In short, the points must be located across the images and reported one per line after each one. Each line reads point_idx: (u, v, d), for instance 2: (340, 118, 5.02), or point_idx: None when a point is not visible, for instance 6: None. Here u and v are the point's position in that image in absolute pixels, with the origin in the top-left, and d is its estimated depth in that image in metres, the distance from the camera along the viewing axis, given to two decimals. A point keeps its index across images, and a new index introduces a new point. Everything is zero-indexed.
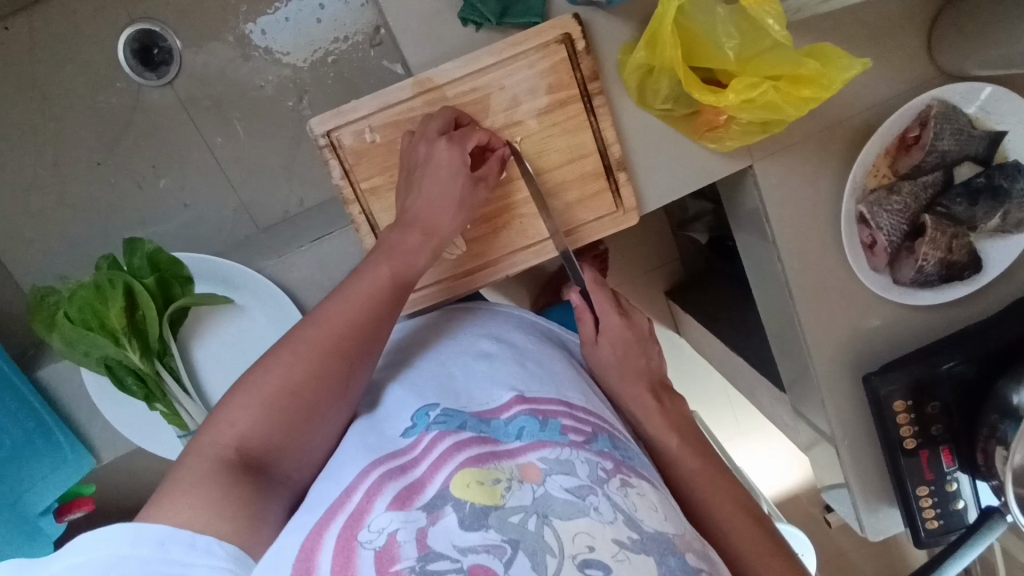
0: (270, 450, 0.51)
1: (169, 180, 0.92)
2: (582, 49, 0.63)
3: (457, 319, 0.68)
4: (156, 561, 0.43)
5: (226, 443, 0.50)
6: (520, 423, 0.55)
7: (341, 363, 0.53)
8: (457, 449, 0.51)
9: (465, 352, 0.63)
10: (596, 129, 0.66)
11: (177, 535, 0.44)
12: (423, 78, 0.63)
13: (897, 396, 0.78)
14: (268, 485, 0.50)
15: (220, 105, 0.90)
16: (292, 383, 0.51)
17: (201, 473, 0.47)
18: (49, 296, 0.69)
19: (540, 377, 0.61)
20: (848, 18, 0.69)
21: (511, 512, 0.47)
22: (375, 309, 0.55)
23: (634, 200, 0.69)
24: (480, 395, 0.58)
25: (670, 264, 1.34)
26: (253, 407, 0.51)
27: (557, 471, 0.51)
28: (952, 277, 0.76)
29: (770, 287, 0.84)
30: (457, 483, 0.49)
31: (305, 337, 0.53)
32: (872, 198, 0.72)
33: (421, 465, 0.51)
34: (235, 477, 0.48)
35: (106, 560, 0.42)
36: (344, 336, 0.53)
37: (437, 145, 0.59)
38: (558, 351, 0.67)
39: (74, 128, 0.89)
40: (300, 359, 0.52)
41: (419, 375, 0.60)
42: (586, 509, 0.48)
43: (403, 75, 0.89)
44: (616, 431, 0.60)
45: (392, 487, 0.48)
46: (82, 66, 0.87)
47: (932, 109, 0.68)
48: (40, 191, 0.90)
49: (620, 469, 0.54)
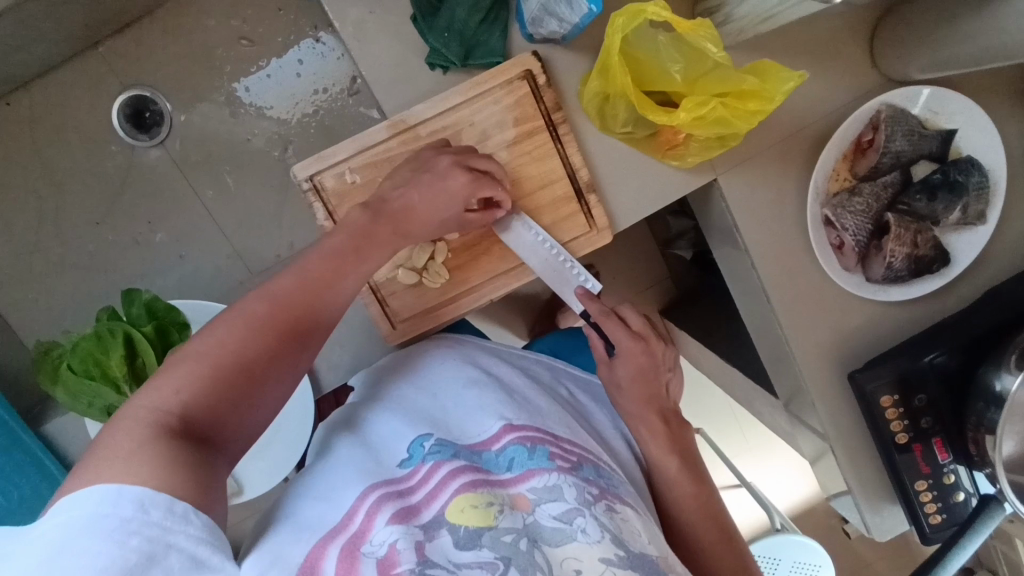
0: (213, 423, 0.46)
1: (165, 233, 0.96)
2: (543, 83, 0.67)
3: (445, 346, 0.70)
4: (138, 523, 0.39)
5: (166, 408, 0.44)
6: (511, 452, 0.57)
7: (299, 338, 0.51)
8: (451, 477, 0.53)
9: (455, 381, 0.65)
10: (564, 155, 0.70)
11: (158, 497, 0.40)
12: (397, 120, 0.67)
13: (883, 391, 0.79)
14: (213, 460, 0.45)
15: (212, 160, 0.95)
16: (243, 350, 0.48)
17: (138, 440, 0.41)
18: (53, 350, 0.70)
19: (525, 405, 0.63)
20: (792, 35, 0.73)
21: (503, 532, 0.50)
22: (334, 278, 0.54)
23: (606, 219, 0.72)
24: (471, 427, 0.60)
25: (658, 283, 1.37)
26: (198, 371, 0.46)
27: (547, 499, 0.53)
28: (922, 271, 0.78)
29: (749, 295, 0.86)
30: (452, 509, 0.51)
31: (259, 309, 0.50)
32: (835, 201, 0.76)
33: (417, 492, 0.53)
34: (178, 443, 0.42)
35: (84, 517, 0.38)
36: (301, 303, 0.52)
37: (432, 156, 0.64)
38: (542, 383, 0.70)
39: (72, 191, 0.94)
40: (254, 329, 0.49)
41: (410, 408, 0.63)
42: (574, 533, 0.51)
43: (381, 118, 0.94)
44: (600, 459, 0.62)
45: (390, 507, 0.50)
46: (79, 133, 0.92)
47: (882, 113, 0.72)
48: (42, 253, 0.94)
49: (607, 495, 0.56)
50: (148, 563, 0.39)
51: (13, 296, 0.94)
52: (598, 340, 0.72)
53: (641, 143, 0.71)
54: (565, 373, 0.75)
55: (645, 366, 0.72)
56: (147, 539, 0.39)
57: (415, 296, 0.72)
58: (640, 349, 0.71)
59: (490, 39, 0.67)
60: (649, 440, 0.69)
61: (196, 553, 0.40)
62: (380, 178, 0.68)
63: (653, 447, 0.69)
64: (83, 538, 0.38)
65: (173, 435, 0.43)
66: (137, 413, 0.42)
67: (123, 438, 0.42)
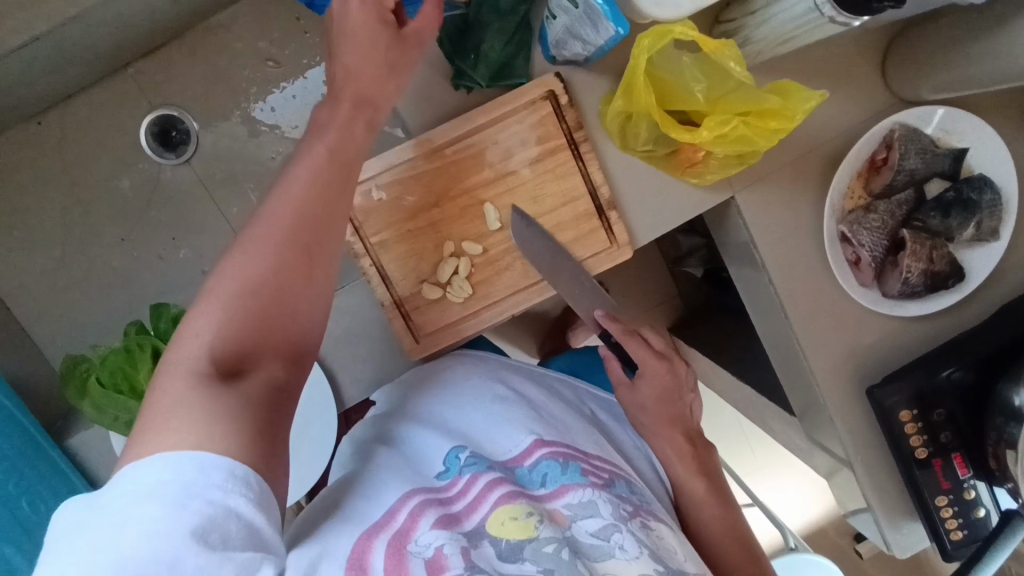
0: (242, 358, 0.46)
1: (187, 250, 0.97)
2: (566, 103, 0.69)
3: (471, 359, 0.71)
4: (199, 488, 0.39)
5: (198, 356, 0.44)
6: (544, 467, 0.58)
7: (307, 253, 0.50)
8: (489, 488, 0.54)
9: (485, 395, 0.66)
10: (585, 172, 0.71)
11: (216, 459, 0.40)
12: (424, 139, 0.68)
13: (902, 406, 0.80)
14: (248, 390, 0.44)
15: (235, 177, 0.97)
16: (254, 277, 0.47)
17: (178, 392, 0.42)
18: (82, 364, 0.71)
19: (555, 421, 0.64)
20: (805, 58, 0.75)
21: (545, 543, 0.50)
22: (332, 184, 0.52)
23: (626, 235, 0.73)
24: (503, 442, 0.61)
25: (669, 301, 1.38)
26: (219, 308, 0.46)
27: (583, 514, 0.54)
28: (938, 286, 0.79)
29: (767, 311, 0.87)
30: (493, 522, 0.51)
31: (261, 232, 0.48)
32: (851, 218, 0.77)
33: (457, 502, 0.54)
34: (217, 387, 0.43)
35: (146, 483, 0.39)
36: (299, 216, 0.50)
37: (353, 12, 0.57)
38: (567, 401, 0.71)
39: (98, 208, 0.95)
40: (258, 253, 0.48)
41: (442, 420, 0.64)
42: (613, 549, 0.51)
43: (405, 137, 0.96)
44: (630, 477, 0.63)
45: (432, 514, 0.51)
46: (106, 151, 0.94)
47: (895, 132, 0.74)
48: (67, 269, 0.95)
49: (640, 513, 0.57)
50: (208, 526, 0.38)
51: (37, 312, 0.95)
52: (616, 363, 0.70)
53: (661, 161, 0.72)
54: (588, 394, 0.76)
55: (670, 388, 0.71)
56: (209, 503, 0.39)
57: (437, 312, 0.73)
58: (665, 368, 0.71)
59: (514, 62, 0.69)
60: (676, 460, 0.70)
61: (252, 519, 0.40)
62: (405, 195, 0.70)
63: (679, 470, 0.70)
64: (147, 503, 0.38)
65: (207, 375, 0.43)
66: (173, 365, 0.42)
67: (167, 392, 0.42)
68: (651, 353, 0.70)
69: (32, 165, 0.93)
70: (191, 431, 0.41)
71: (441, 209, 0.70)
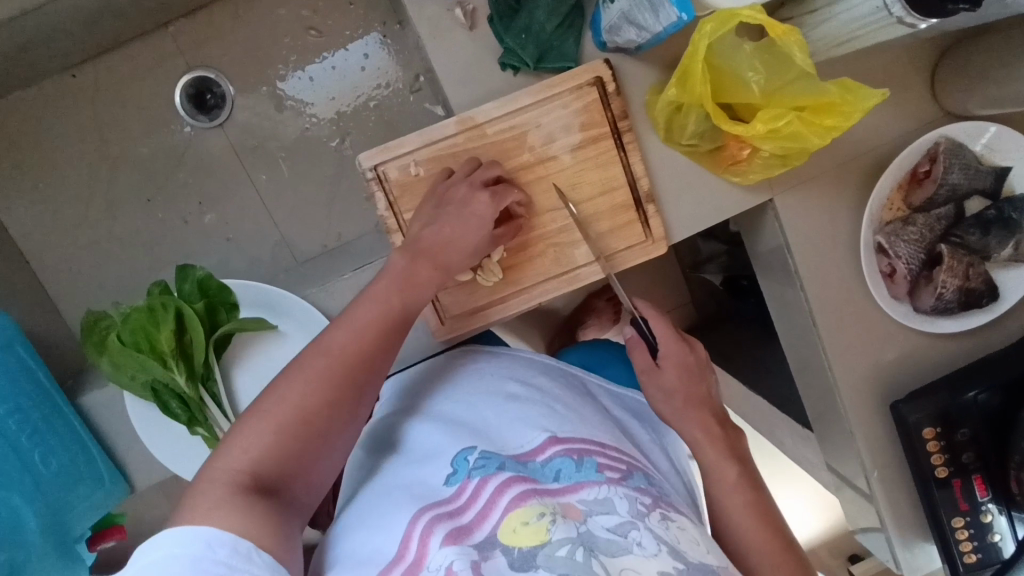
0: (281, 477, 0.49)
1: (213, 215, 0.97)
2: (612, 91, 0.68)
3: (483, 360, 0.70)
4: (205, 562, 0.41)
5: (239, 469, 0.47)
6: (558, 464, 0.56)
7: (354, 391, 0.53)
8: (499, 494, 0.52)
9: (496, 398, 0.64)
10: (626, 163, 0.70)
11: (224, 536, 0.43)
12: (466, 117, 0.67)
13: (925, 423, 0.79)
14: (284, 512, 0.48)
15: (266, 146, 0.96)
16: (304, 407, 0.50)
17: (217, 498, 0.45)
18: (102, 320, 0.69)
19: (569, 418, 0.62)
20: (855, 64, 0.74)
21: (558, 546, 0.48)
22: (387, 336, 0.55)
23: (662, 230, 0.72)
24: (516, 438, 0.59)
25: (685, 306, 1.37)
26: (270, 431, 0.49)
27: (598, 510, 0.52)
28: (971, 304, 0.78)
29: (793, 318, 0.86)
30: (504, 529, 0.50)
31: (318, 364, 0.52)
32: (889, 229, 0.76)
33: (467, 512, 0.52)
34: (252, 500, 0.46)
35: (160, 559, 0.42)
36: (359, 359, 0.53)
37: (478, 195, 0.63)
38: (581, 395, 0.68)
39: (126, 168, 0.95)
40: (314, 386, 0.51)
41: (450, 422, 0.62)
42: (631, 545, 0.49)
43: (444, 116, 0.95)
44: (648, 470, 0.61)
45: (443, 531, 0.50)
46: (139, 111, 0.94)
47: (940, 146, 0.72)
48: (91, 225, 0.95)
49: (659, 504, 0.55)
50: None
51: (62, 265, 0.95)
52: (639, 343, 0.72)
53: (703, 158, 0.71)
54: (597, 387, 0.74)
55: (692, 368, 0.71)
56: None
57: (467, 293, 0.72)
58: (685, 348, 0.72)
59: (565, 45, 0.68)
60: (705, 443, 0.68)
61: None
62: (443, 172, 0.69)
63: (708, 453, 0.68)
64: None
65: (249, 490, 0.46)
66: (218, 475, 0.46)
67: (207, 495, 0.45)
68: (671, 330, 0.72)
69: (62, 117, 0.92)
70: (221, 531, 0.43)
71: None
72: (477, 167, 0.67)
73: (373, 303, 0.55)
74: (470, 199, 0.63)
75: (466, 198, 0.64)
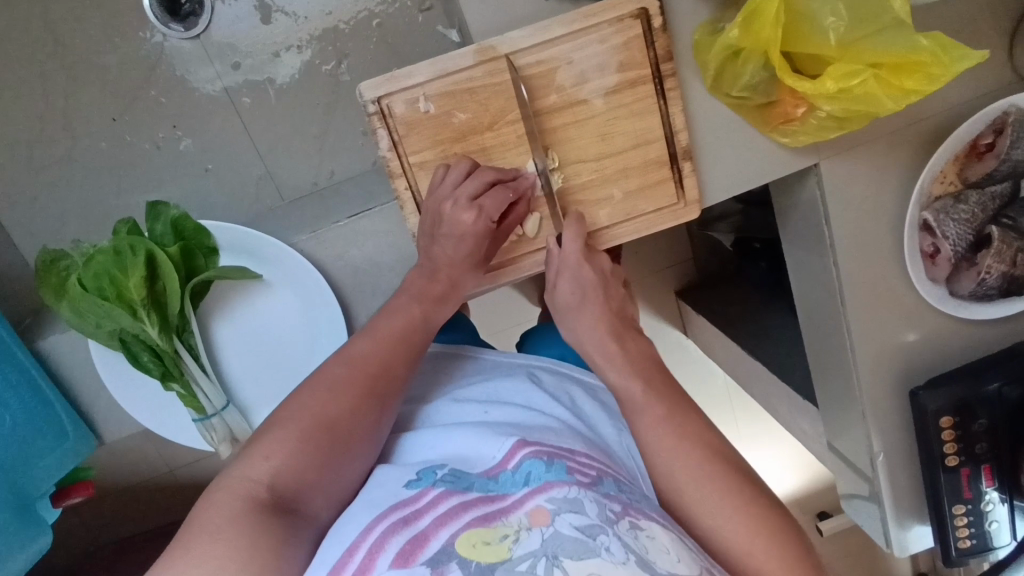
0: (301, 493, 0.49)
1: (189, 140, 0.94)
2: (659, 26, 0.58)
3: (465, 376, 0.68)
4: None
5: (257, 479, 0.48)
6: (527, 467, 0.51)
7: (376, 400, 0.54)
8: (462, 509, 0.47)
9: (466, 417, 0.61)
10: (665, 113, 0.62)
11: None
12: (486, 46, 0.58)
13: (944, 412, 0.76)
14: (299, 530, 0.47)
15: (251, 65, 0.92)
16: (332, 414, 0.52)
17: (230, 512, 0.45)
18: (61, 261, 0.62)
19: (538, 431, 0.58)
20: (934, 12, 0.65)
21: (519, 562, 0.42)
22: (406, 350, 0.57)
23: (696, 191, 0.64)
24: (485, 453, 0.55)
25: (684, 264, 1.30)
26: (286, 447, 0.50)
27: (567, 509, 0.45)
28: (1012, 291, 0.73)
29: (813, 293, 0.81)
30: (463, 542, 0.44)
31: (341, 373, 0.54)
32: (938, 206, 0.69)
33: (424, 517, 0.46)
34: (269, 515, 0.46)
35: None
36: (382, 364, 0.55)
37: (463, 215, 0.58)
38: (559, 402, 0.64)
39: (87, 82, 0.90)
40: (337, 393, 0.53)
41: (419, 442, 0.59)
42: (597, 549, 0.42)
43: (457, 41, 0.92)
44: (622, 475, 0.55)
45: (396, 543, 0.44)
46: (107, 16, 0.88)
47: (1009, 116, 0.64)
48: (54, 142, 0.91)
49: (629, 511, 0.47)
50: None
51: (31, 181, 0.92)
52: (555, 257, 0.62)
53: (750, 112, 0.62)
54: (575, 382, 0.69)
55: (589, 284, 0.61)
56: None
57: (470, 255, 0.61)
58: (586, 258, 0.61)
59: None
60: (607, 367, 0.57)
61: None
62: (457, 111, 0.60)
63: (612, 374, 0.56)
64: None
65: (264, 504, 0.46)
66: (234, 486, 0.47)
67: (219, 507, 0.46)
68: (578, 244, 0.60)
69: (24, 19, 0.86)
70: (231, 553, 0.43)
71: (495, 132, 0.60)
72: (470, 171, 0.59)
73: (395, 317, 0.58)
74: (458, 217, 0.58)
75: (450, 217, 0.59)
